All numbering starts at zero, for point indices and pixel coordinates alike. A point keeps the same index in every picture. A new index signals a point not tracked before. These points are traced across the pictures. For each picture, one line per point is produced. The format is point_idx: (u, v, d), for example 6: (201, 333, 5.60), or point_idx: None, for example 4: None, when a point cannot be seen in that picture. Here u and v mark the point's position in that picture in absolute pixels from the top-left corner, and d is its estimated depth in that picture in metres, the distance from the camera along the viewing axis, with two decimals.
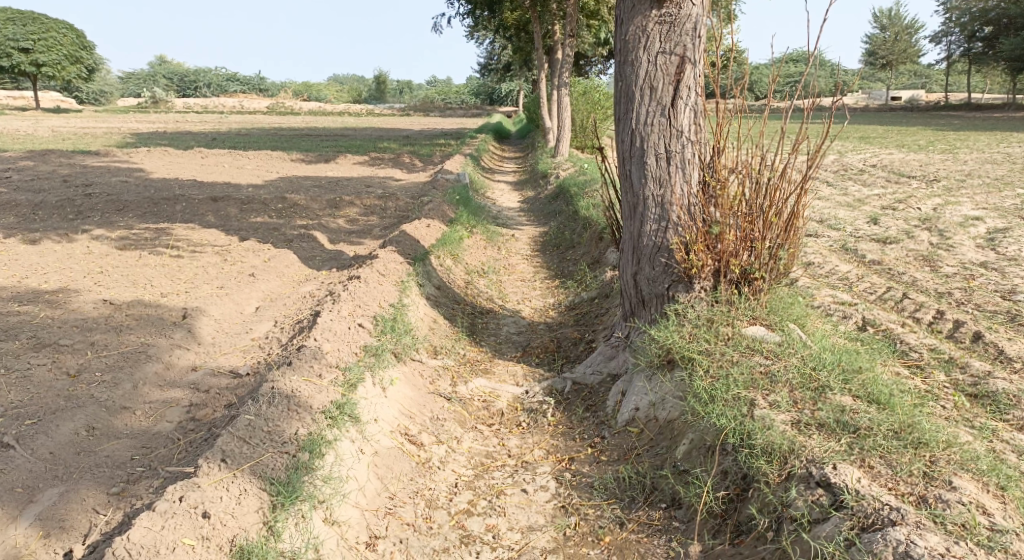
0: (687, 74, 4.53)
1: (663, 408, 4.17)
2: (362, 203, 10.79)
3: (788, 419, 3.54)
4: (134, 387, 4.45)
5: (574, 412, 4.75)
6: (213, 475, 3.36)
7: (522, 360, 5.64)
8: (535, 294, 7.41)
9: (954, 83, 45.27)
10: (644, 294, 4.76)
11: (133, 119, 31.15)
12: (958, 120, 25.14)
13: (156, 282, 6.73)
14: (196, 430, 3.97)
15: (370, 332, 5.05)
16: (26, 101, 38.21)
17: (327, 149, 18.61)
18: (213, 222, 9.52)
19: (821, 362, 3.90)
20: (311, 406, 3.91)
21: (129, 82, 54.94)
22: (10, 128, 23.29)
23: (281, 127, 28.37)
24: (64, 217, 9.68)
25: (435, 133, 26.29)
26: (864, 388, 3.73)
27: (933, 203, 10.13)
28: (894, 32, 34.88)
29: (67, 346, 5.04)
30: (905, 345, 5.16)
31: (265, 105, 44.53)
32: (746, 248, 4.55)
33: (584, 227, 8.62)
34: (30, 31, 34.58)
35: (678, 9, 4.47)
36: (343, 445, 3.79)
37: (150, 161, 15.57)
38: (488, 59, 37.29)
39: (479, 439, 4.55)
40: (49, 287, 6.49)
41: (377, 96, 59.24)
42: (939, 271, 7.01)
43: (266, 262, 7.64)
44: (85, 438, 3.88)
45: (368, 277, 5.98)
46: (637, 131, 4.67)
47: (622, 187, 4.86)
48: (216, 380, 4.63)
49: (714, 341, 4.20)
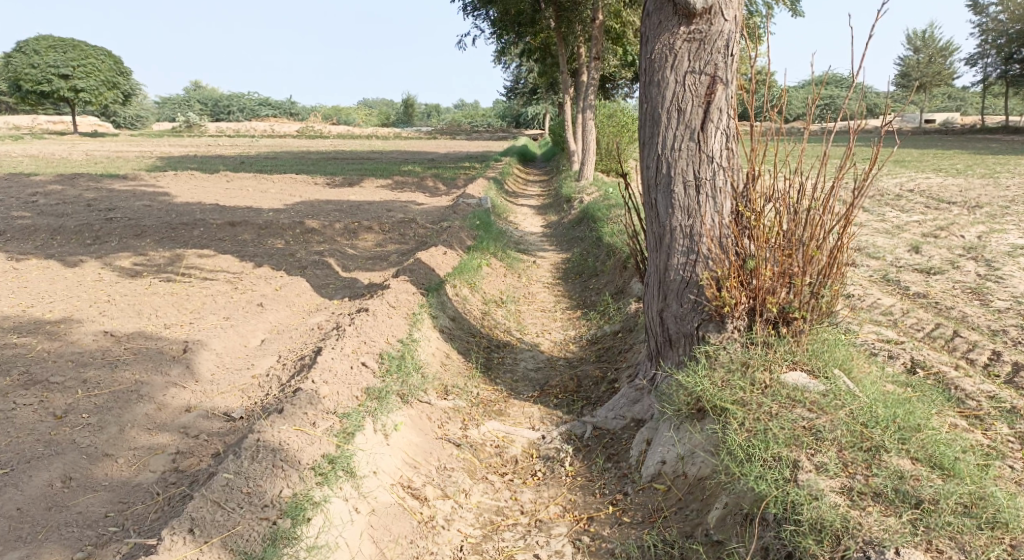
0: (718, 95, 4.16)
1: (693, 463, 3.76)
2: (381, 227, 10.52)
3: (838, 486, 3.13)
4: (120, 431, 4.15)
5: (594, 462, 4.35)
6: (177, 550, 3.06)
7: (539, 401, 5.24)
8: (555, 325, 7.03)
9: (990, 106, 44.13)
10: (670, 333, 4.37)
11: (166, 143, 31.59)
12: (997, 143, 24.33)
13: (161, 312, 6.46)
14: (178, 484, 3.66)
15: (374, 372, 4.70)
16: (65, 125, 39.04)
17: (352, 173, 18.49)
18: (229, 248, 9.30)
19: (874, 418, 3.45)
20: (299, 462, 3.58)
21: (166, 106, 56.07)
22: (47, 152, 23.62)
23: (309, 150, 28.47)
24: (81, 242, 9.53)
25: (460, 156, 26.16)
26: (925, 449, 3.29)
27: (978, 230, 9.58)
28: (928, 54, 34.18)
29: (57, 383, 4.76)
30: (961, 391, 4.71)
31: (295, 129, 45.03)
32: (785, 285, 4.12)
33: (608, 255, 8.24)
34: (71, 58, 35.48)
35: (708, 26, 4.12)
36: (334, 506, 3.44)
37: (176, 185, 15.54)
38: (515, 83, 37.23)
39: (490, 492, 4.17)
40: (51, 317, 6.25)
41: (404, 119, 59.60)
42: (991, 306, 6.51)
43: (277, 291, 7.36)
44: (59, 491, 3.59)
45: (377, 310, 5.65)
46: (663, 157, 4.30)
47: (648, 217, 4.49)
48: (208, 423, 4.31)
49: (750, 389, 3.77)
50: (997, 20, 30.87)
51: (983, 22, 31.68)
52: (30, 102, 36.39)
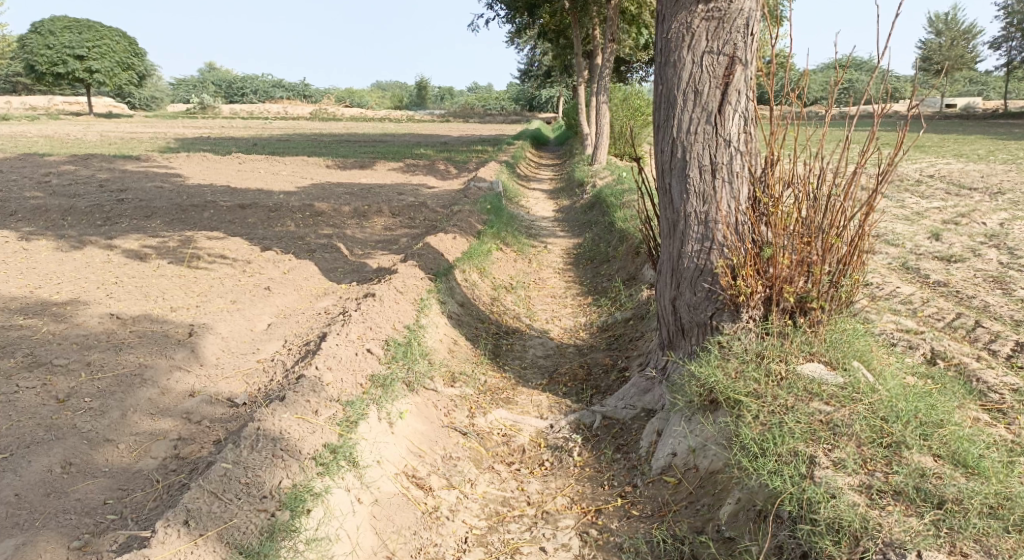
0: (737, 76, 4.00)
1: (705, 456, 3.66)
2: (391, 211, 10.43)
3: (855, 484, 3.02)
4: (122, 416, 4.10)
5: (603, 452, 4.26)
6: (171, 543, 3.00)
7: (548, 389, 5.14)
8: (566, 312, 6.92)
9: (1012, 91, 43.19)
10: (683, 322, 4.25)
11: (179, 124, 31.58)
12: (1018, 129, 23.82)
13: (168, 295, 6.40)
14: (178, 471, 3.62)
15: (380, 359, 4.62)
16: (81, 106, 39.12)
17: (364, 155, 18.39)
18: (239, 231, 9.23)
19: (894, 412, 3.32)
20: (299, 451, 3.52)
21: (180, 88, 56.16)
22: (63, 132, 23.68)
23: (321, 132, 28.35)
24: (92, 223, 9.48)
25: (473, 139, 25.96)
26: (947, 445, 3.17)
27: (1000, 218, 9.35)
28: (950, 38, 33.44)
29: (61, 366, 4.70)
30: (982, 384, 4.60)
31: (308, 111, 44.97)
32: (802, 274, 3.99)
33: (620, 241, 8.11)
34: (86, 38, 35.48)
35: (728, 4, 3.95)
36: (335, 497, 3.37)
37: (188, 166, 15.50)
38: (529, 65, 36.89)
39: (496, 482, 4.09)
40: (58, 298, 6.20)
41: (418, 101, 59.21)
42: (1013, 295, 6.34)
43: (285, 274, 7.29)
44: (58, 477, 3.55)
45: (384, 295, 5.56)
46: (678, 141, 4.16)
47: (662, 203, 4.35)
48: (211, 409, 4.26)
49: (765, 382, 3.65)
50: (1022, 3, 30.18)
51: (1008, 4, 30.99)
52: (46, 83, 36.50)
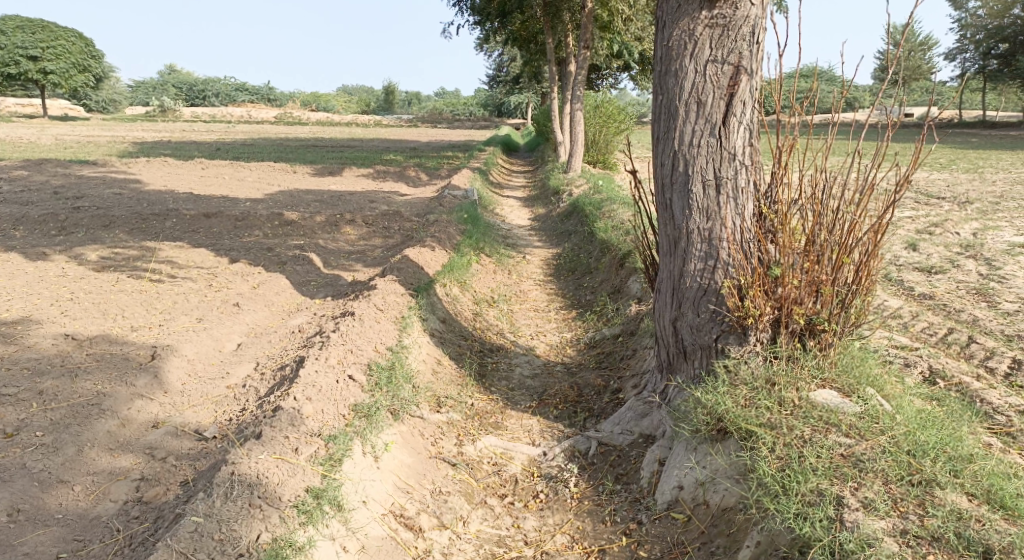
0: (742, 86, 3.79)
1: (715, 491, 3.45)
2: (364, 220, 10.06)
3: (890, 528, 2.84)
4: (77, 453, 3.74)
5: (602, 483, 4.00)
6: None
7: (538, 412, 4.86)
8: (550, 327, 6.66)
9: (965, 100, 44.22)
10: (685, 345, 4.01)
11: (140, 128, 30.71)
12: (972, 138, 24.35)
13: (128, 312, 5.97)
14: (141, 519, 3.30)
15: (362, 387, 4.32)
16: (34, 108, 37.78)
17: (332, 161, 17.93)
18: (204, 241, 8.78)
19: (920, 446, 3.14)
20: (279, 499, 3.25)
21: (140, 90, 54.77)
22: (16, 135, 22.74)
23: (283, 136, 27.72)
24: (45, 233, 8.93)
25: (443, 144, 25.68)
26: (979, 482, 3.00)
27: (972, 227, 9.38)
28: (907, 48, 34.15)
29: (9, 395, 4.28)
30: (987, 405, 4.45)
31: (272, 115, 44.17)
32: (812, 294, 3.79)
33: (602, 252, 7.89)
34: (39, 38, 34.19)
35: (733, 10, 3.73)
36: (320, 550, 3.12)
37: (148, 172, 14.89)
38: (498, 70, 36.76)
39: (490, 518, 3.81)
40: (8, 317, 5.74)
41: (386, 106, 58.30)
42: (999, 308, 6.26)
43: (255, 289, 6.91)
44: (5, 526, 3.21)
45: (364, 313, 5.24)
46: (680, 153, 3.93)
47: (662, 218, 4.12)
48: (178, 443, 3.91)
49: (778, 410, 3.44)
50: (975, 16, 30.96)
51: (962, 17, 31.77)
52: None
